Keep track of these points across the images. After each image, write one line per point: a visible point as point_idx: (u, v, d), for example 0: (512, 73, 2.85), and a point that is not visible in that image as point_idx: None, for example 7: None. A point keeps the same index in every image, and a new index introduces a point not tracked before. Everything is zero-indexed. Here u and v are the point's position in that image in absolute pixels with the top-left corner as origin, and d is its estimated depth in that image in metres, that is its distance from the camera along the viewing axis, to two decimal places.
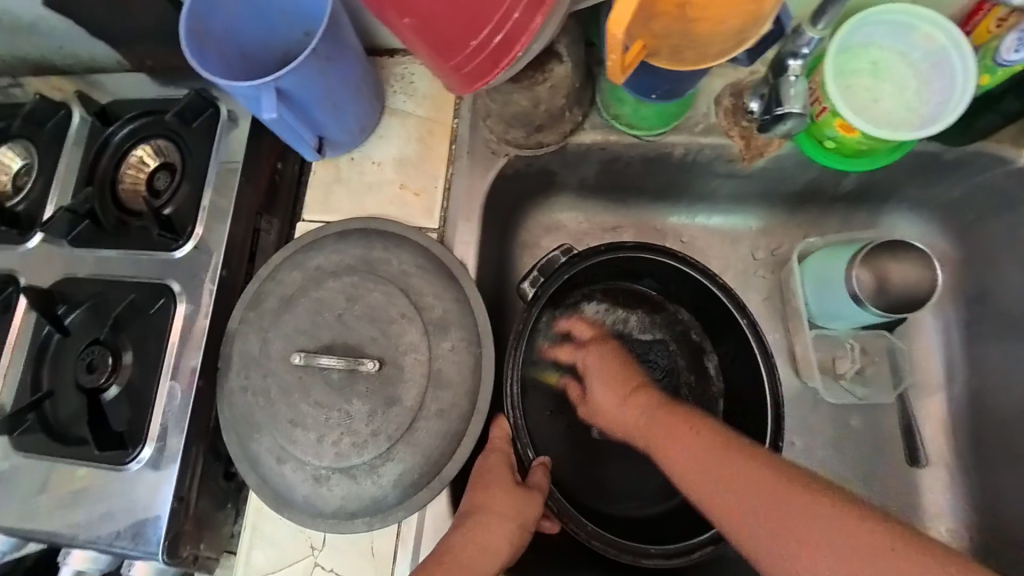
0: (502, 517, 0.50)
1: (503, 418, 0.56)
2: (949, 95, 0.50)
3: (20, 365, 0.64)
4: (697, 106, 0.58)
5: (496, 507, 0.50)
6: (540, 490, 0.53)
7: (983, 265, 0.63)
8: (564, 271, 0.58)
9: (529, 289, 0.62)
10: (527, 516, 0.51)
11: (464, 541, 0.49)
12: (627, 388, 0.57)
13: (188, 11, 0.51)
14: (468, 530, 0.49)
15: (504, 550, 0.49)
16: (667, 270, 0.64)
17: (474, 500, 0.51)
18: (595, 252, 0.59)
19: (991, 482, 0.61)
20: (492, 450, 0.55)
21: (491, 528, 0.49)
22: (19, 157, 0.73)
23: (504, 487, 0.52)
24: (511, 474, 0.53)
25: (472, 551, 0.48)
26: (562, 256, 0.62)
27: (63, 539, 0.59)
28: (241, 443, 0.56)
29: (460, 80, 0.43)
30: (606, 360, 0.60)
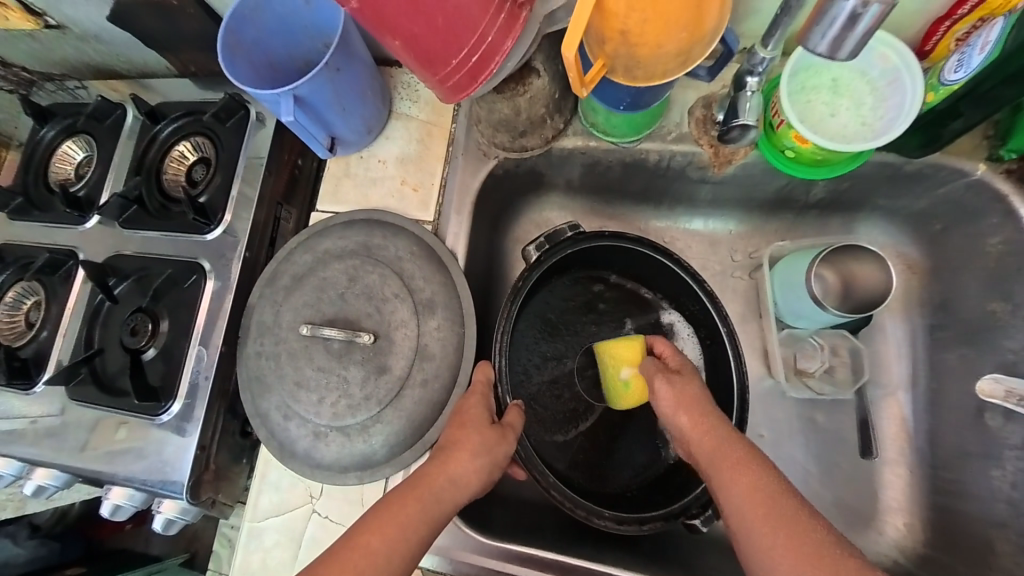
0: (473, 453, 0.55)
1: (486, 362, 0.61)
2: (899, 113, 0.54)
3: (76, 327, 0.75)
4: (669, 116, 0.63)
5: (469, 445, 0.55)
6: (512, 431, 0.58)
7: (948, 272, 0.65)
8: (563, 247, 0.64)
9: (533, 253, 0.65)
10: (497, 453, 0.56)
11: (438, 470, 0.54)
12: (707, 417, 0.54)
13: (225, 28, 0.59)
14: (442, 460, 0.54)
15: (472, 482, 0.54)
16: (658, 267, 0.69)
17: (451, 434, 0.56)
18: (600, 235, 0.64)
19: (945, 481, 0.63)
20: (473, 392, 0.59)
21: (461, 461, 0.54)
22: (81, 149, 0.85)
23: (479, 428, 0.56)
24: (487, 414, 0.57)
25: (444, 480, 0.53)
26: (569, 230, 0.65)
27: (105, 475, 0.69)
28: (255, 400, 0.64)
29: (445, 91, 0.50)
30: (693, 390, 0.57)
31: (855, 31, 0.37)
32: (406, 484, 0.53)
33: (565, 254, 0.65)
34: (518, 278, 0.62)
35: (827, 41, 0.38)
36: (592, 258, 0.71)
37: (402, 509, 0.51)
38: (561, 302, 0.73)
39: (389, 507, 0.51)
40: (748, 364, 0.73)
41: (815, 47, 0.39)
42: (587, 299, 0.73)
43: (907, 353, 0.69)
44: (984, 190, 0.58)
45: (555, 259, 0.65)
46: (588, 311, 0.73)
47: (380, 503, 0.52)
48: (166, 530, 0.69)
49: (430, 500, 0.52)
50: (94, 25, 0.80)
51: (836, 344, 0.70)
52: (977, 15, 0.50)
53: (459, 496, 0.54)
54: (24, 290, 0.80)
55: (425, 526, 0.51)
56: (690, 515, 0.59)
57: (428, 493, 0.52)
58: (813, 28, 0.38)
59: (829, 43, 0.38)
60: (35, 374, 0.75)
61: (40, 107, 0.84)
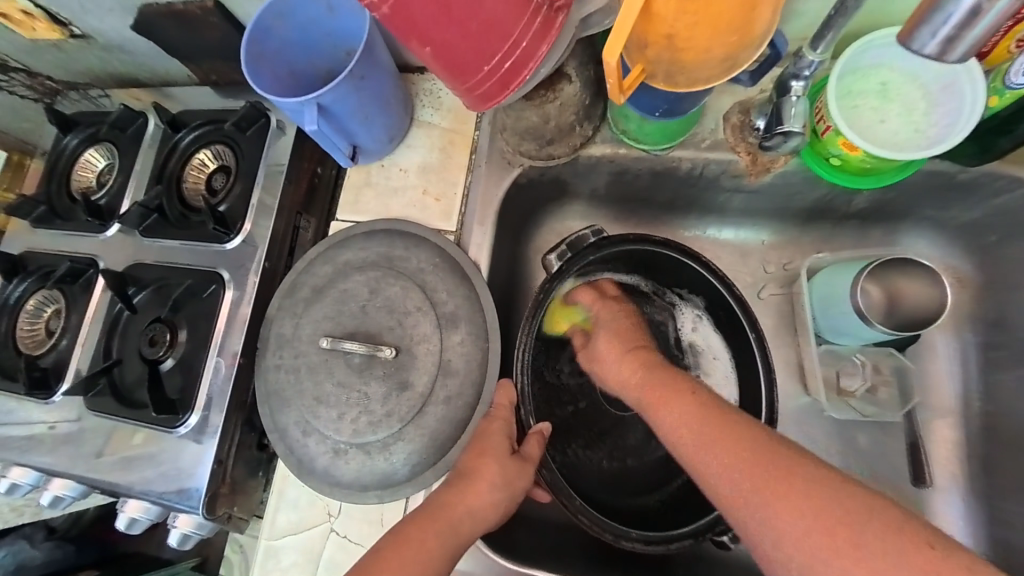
0: (490, 484, 0.53)
1: (509, 383, 0.59)
2: (957, 118, 0.50)
3: (95, 336, 0.74)
4: (703, 122, 0.61)
5: (490, 476, 0.53)
6: (533, 462, 0.56)
7: (1004, 288, 0.61)
8: (587, 254, 0.61)
9: (554, 262, 0.64)
10: (517, 486, 0.54)
11: (456, 500, 0.52)
12: (643, 382, 0.54)
13: (248, 37, 0.59)
14: (461, 491, 0.52)
15: (487, 518, 0.52)
16: (681, 271, 0.66)
17: (470, 463, 0.54)
18: (626, 240, 0.62)
19: (1002, 510, 0.59)
20: (494, 417, 0.57)
21: (478, 492, 0.52)
22: (104, 158, 0.85)
23: (499, 458, 0.54)
24: (507, 444, 0.55)
25: (463, 512, 0.52)
26: (592, 235, 0.64)
27: (121, 488, 0.68)
28: (273, 415, 0.63)
29: (473, 100, 0.47)
30: (620, 343, 0.60)
31: (972, 31, 0.34)
32: (421, 515, 0.51)
33: (588, 260, 0.62)
34: (541, 285, 0.60)
35: (935, 41, 0.35)
36: (616, 261, 0.67)
37: (418, 544, 0.48)
38: None
39: (404, 542, 0.48)
40: (783, 382, 0.70)
41: (921, 48, 0.36)
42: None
43: (956, 373, 0.65)
44: None
45: (579, 266, 0.62)
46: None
47: (394, 530, 0.50)
48: (181, 546, 0.67)
49: (447, 535, 0.50)
50: (118, 35, 0.80)
51: (878, 362, 0.66)
52: None
53: (477, 529, 0.52)
54: (45, 298, 0.80)
55: (442, 560, 0.48)
56: (719, 531, 0.56)
57: (446, 527, 0.50)
58: (919, 28, 0.35)
59: (938, 44, 0.35)
60: (55, 383, 0.75)
61: (64, 116, 0.84)
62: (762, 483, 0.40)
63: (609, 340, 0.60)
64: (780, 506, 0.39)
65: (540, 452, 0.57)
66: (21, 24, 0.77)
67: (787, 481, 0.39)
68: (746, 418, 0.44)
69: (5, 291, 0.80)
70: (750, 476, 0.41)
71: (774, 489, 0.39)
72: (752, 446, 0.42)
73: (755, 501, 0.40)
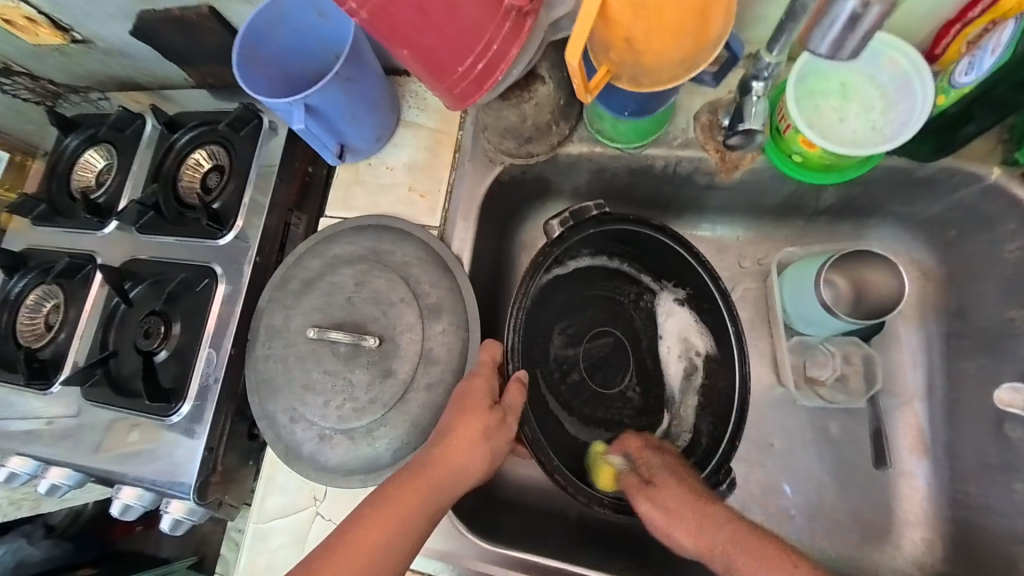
0: (469, 441, 0.54)
1: (496, 342, 0.60)
2: (910, 117, 0.53)
3: (93, 329, 0.77)
4: (675, 122, 0.64)
5: (471, 432, 0.55)
6: (514, 413, 0.56)
7: (965, 280, 0.63)
8: (586, 226, 0.63)
9: (556, 229, 0.63)
10: (499, 438, 0.56)
11: (438, 459, 0.54)
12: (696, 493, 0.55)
13: (240, 40, 0.62)
14: (442, 450, 0.54)
15: (469, 471, 0.54)
16: (668, 255, 0.67)
17: (452, 420, 0.56)
18: (625, 219, 0.64)
19: (964, 494, 0.61)
20: (478, 374, 0.58)
21: (457, 448, 0.54)
22: (103, 158, 0.88)
23: (479, 413, 0.55)
24: (487, 399, 0.56)
25: (444, 470, 0.53)
26: (595, 209, 0.64)
27: (117, 475, 0.71)
28: (262, 403, 0.65)
29: (451, 99, 0.50)
30: (663, 473, 0.57)
31: (856, 32, 0.36)
32: (404, 476, 0.53)
33: (587, 234, 0.64)
34: (540, 254, 0.61)
35: (827, 42, 0.38)
36: (604, 242, 0.68)
37: (403, 503, 0.51)
38: (581, 285, 0.70)
39: (391, 501, 0.51)
40: (757, 372, 0.72)
41: (817, 48, 0.39)
42: (594, 291, 0.70)
43: (922, 362, 0.67)
44: (1000, 195, 0.56)
45: (578, 238, 0.64)
46: (599, 299, 0.71)
47: (380, 489, 0.53)
48: (174, 531, 0.69)
49: (430, 493, 0.52)
50: (118, 39, 0.83)
51: (848, 352, 0.68)
52: (989, 17, 0.49)
53: (460, 483, 0.54)
54: (44, 293, 0.82)
55: (423, 516, 0.52)
56: None
57: (428, 486, 0.52)
58: (813, 30, 0.38)
59: (829, 45, 0.38)
60: (53, 374, 0.77)
61: (65, 118, 0.87)
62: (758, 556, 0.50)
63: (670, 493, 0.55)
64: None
65: (521, 402, 0.57)
66: (23, 31, 0.80)
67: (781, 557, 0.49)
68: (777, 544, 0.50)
69: (6, 287, 0.83)
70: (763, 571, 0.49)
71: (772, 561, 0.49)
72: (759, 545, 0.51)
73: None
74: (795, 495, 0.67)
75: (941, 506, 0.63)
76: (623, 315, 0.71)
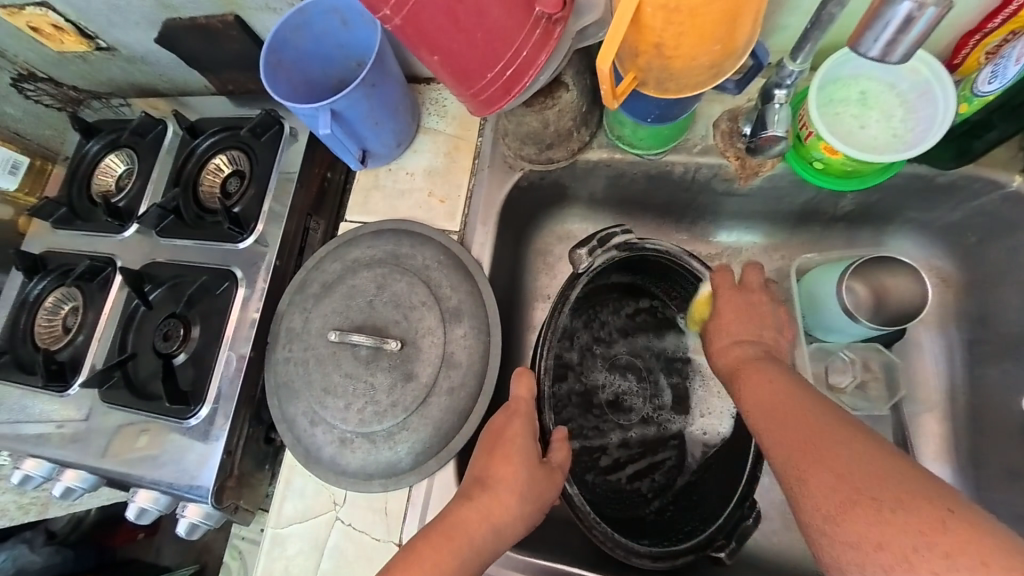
0: (515, 492, 0.55)
1: (527, 376, 0.61)
2: (931, 124, 0.54)
3: (111, 331, 0.77)
4: (694, 129, 0.64)
5: (517, 484, 0.55)
6: (560, 471, 0.59)
7: (986, 286, 0.63)
8: (607, 253, 0.66)
9: (584, 258, 0.65)
10: (544, 498, 0.57)
11: (479, 514, 0.53)
12: (751, 334, 0.57)
13: (267, 48, 0.63)
14: (484, 503, 0.54)
15: (516, 528, 0.55)
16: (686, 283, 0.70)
17: (494, 467, 0.56)
18: (648, 245, 0.67)
19: (989, 502, 0.61)
20: (515, 416, 0.59)
21: (499, 497, 0.54)
22: (123, 163, 0.89)
23: (525, 467, 0.56)
24: (533, 450, 0.58)
25: (485, 527, 0.53)
26: (620, 233, 0.66)
27: (133, 478, 0.70)
28: (282, 406, 0.65)
29: (479, 104, 0.51)
30: (738, 305, 0.60)
31: (909, 34, 0.37)
32: (438, 529, 0.52)
33: (613, 260, 0.67)
34: (565, 288, 0.65)
35: (879, 44, 0.38)
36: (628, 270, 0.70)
37: (437, 559, 0.49)
38: (608, 316, 0.73)
39: (420, 558, 0.49)
40: None
41: (867, 51, 0.39)
42: (622, 320, 0.73)
43: (943, 368, 0.67)
44: (1021, 202, 0.57)
45: (603, 262, 0.66)
46: (627, 328, 0.74)
47: (410, 545, 0.51)
48: (189, 535, 0.68)
49: (468, 550, 0.51)
50: (142, 47, 0.85)
51: (867, 359, 0.68)
52: (1009, 28, 0.50)
53: (498, 545, 0.53)
54: (63, 295, 0.83)
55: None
56: (716, 546, 0.61)
57: (466, 542, 0.51)
58: (864, 33, 0.38)
59: (882, 46, 0.38)
60: (70, 377, 0.77)
61: (87, 123, 0.89)
62: (813, 463, 0.40)
63: (739, 321, 0.58)
64: (811, 471, 0.40)
65: (568, 460, 0.60)
66: (49, 38, 0.82)
67: (817, 439, 0.41)
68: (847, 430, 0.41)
69: (25, 289, 0.84)
70: (790, 440, 0.43)
71: (804, 449, 0.42)
72: (822, 421, 0.43)
73: (785, 456, 0.43)
74: None
75: None
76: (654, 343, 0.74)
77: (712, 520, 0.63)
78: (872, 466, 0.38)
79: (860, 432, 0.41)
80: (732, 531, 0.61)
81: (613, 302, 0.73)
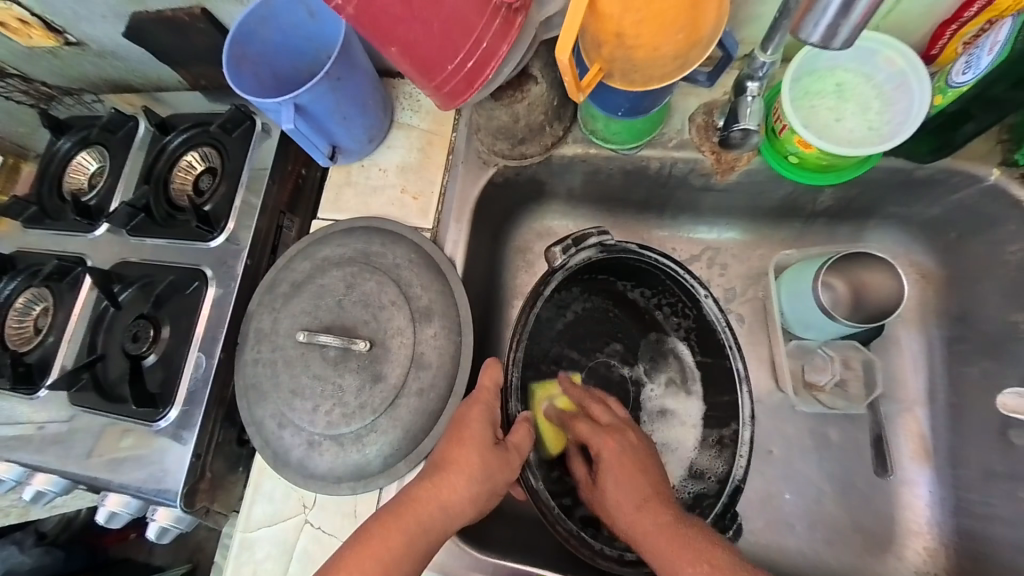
0: (467, 476, 0.54)
1: (496, 366, 0.60)
2: (908, 116, 0.52)
3: (81, 332, 0.75)
4: (670, 123, 0.63)
5: (469, 470, 0.54)
6: (516, 453, 0.57)
7: (966, 282, 0.62)
8: (583, 252, 0.64)
9: (559, 256, 0.62)
10: (497, 481, 0.55)
11: (428, 495, 0.53)
12: (607, 429, 0.60)
13: (230, 41, 0.61)
14: (435, 485, 0.53)
15: (466, 510, 0.54)
16: (669, 286, 0.68)
17: (448, 450, 0.55)
18: (627, 249, 0.65)
19: (967, 501, 0.60)
20: (476, 400, 0.57)
21: (451, 479, 0.53)
22: (94, 160, 0.87)
23: (480, 451, 0.54)
24: (489, 434, 0.56)
25: (434, 508, 0.53)
26: (597, 235, 0.64)
27: (103, 481, 0.69)
28: (251, 408, 0.64)
29: (442, 98, 0.49)
30: (620, 458, 0.57)
31: (850, 17, 0.35)
32: (391, 510, 0.53)
33: (590, 258, 0.65)
34: (539, 283, 0.62)
35: (820, 29, 0.37)
36: (603, 269, 0.68)
37: (386, 538, 0.51)
38: (584, 312, 0.71)
39: (373, 539, 0.51)
40: (755, 377, 0.71)
41: (809, 37, 0.38)
42: (600, 314, 0.72)
43: (923, 366, 0.66)
44: (1000, 197, 0.55)
45: (579, 261, 0.64)
46: (603, 324, 0.72)
47: (368, 524, 0.53)
48: (160, 540, 0.67)
49: (417, 530, 0.52)
50: (110, 41, 0.83)
51: (847, 357, 0.67)
52: (986, 18, 0.49)
53: (449, 525, 0.53)
54: (34, 295, 0.81)
55: (412, 557, 0.51)
56: None
57: (417, 522, 0.52)
58: (806, 16, 0.37)
59: (824, 31, 0.37)
60: (40, 379, 0.76)
61: (57, 120, 0.87)
62: (675, 547, 0.51)
63: (586, 427, 0.60)
64: None
65: (527, 442, 0.57)
66: (16, 33, 0.80)
67: (706, 558, 0.49)
68: (710, 540, 0.51)
69: None
70: (675, 553, 0.50)
71: (673, 547, 0.50)
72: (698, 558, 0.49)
73: (664, 558, 0.50)
74: (796, 501, 0.66)
75: (942, 511, 0.62)
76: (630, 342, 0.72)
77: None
78: (700, 538, 0.51)
79: (709, 536, 0.51)
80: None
81: (589, 298, 0.71)
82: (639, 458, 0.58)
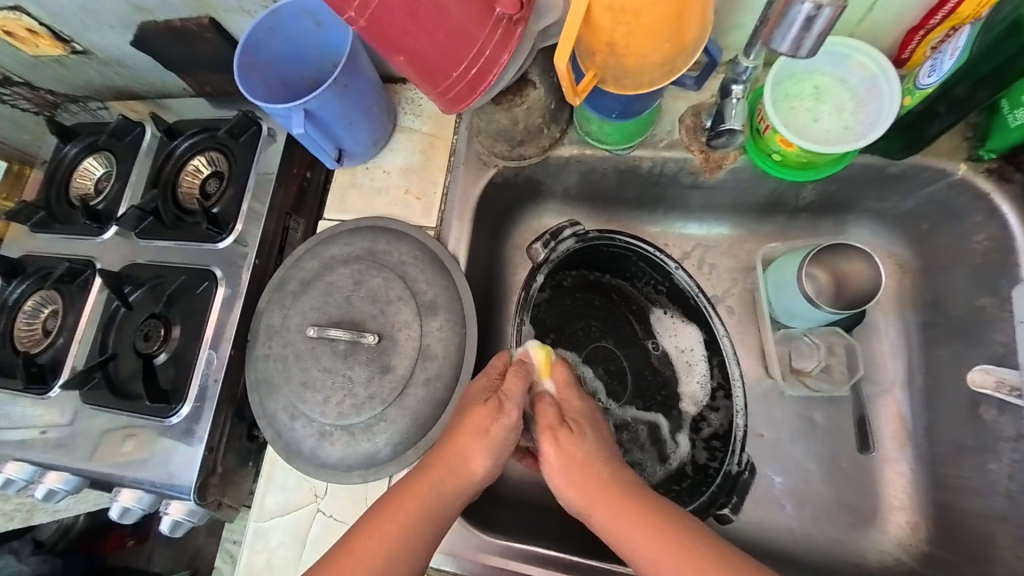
0: (471, 439, 0.55)
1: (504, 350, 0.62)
2: (879, 116, 0.56)
3: (92, 333, 0.77)
4: (660, 124, 0.66)
5: (471, 434, 0.55)
6: (513, 407, 0.56)
7: (939, 271, 0.66)
8: (568, 244, 0.70)
9: (541, 252, 0.68)
10: (503, 437, 0.56)
11: (442, 465, 0.55)
12: (606, 479, 0.54)
13: (241, 49, 0.64)
14: (444, 454, 0.55)
15: (476, 469, 0.55)
16: (643, 267, 0.74)
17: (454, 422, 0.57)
18: (598, 236, 0.71)
19: (945, 476, 0.63)
20: (484, 375, 0.60)
21: (458, 444, 0.55)
22: (102, 166, 0.89)
23: (479, 412, 0.56)
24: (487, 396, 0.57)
25: (449, 474, 0.55)
26: (570, 227, 0.69)
27: (115, 478, 0.71)
28: (262, 401, 0.66)
29: (446, 103, 0.53)
30: (590, 455, 0.56)
31: (812, 31, 0.39)
32: (406, 482, 0.55)
33: (571, 250, 0.71)
34: (525, 281, 0.68)
35: (788, 41, 0.41)
36: (583, 263, 0.73)
37: (401, 504, 0.53)
38: (575, 302, 0.74)
39: (387, 506, 0.53)
40: (746, 365, 0.74)
41: (779, 48, 0.42)
42: (592, 303, 0.75)
43: (902, 351, 0.70)
44: (967, 189, 0.60)
45: (559, 253, 0.70)
46: (594, 313, 0.75)
47: (385, 496, 0.54)
48: (173, 533, 0.69)
49: (431, 497, 0.53)
50: (119, 50, 0.85)
51: (831, 343, 0.71)
52: (949, 25, 0.53)
53: (467, 487, 0.55)
54: (42, 299, 0.83)
55: (427, 521, 0.52)
56: (719, 505, 0.65)
57: (429, 487, 0.54)
58: (774, 31, 0.41)
59: (790, 43, 0.41)
60: (51, 379, 0.78)
61: (65, 127, 0.89)
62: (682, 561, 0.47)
63: (579, 469, 0.55)
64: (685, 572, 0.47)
65: (516, 392, 0.57)
66: (25, 42, 0.82)
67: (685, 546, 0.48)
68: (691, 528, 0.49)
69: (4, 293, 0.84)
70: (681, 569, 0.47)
71: (664, 543, 0.48)
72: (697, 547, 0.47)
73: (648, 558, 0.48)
74: (785, 482, 0.69)
75: (924, 487, 0.65)
76: (622, 327, 0.75)
77: (712, 483, 0.66)
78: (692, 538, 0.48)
79: (703, 539, 0.48)
80: (732, 488, 0.66)
81: (574, 292, 0.74)
82: (650, 510, 0.51)
